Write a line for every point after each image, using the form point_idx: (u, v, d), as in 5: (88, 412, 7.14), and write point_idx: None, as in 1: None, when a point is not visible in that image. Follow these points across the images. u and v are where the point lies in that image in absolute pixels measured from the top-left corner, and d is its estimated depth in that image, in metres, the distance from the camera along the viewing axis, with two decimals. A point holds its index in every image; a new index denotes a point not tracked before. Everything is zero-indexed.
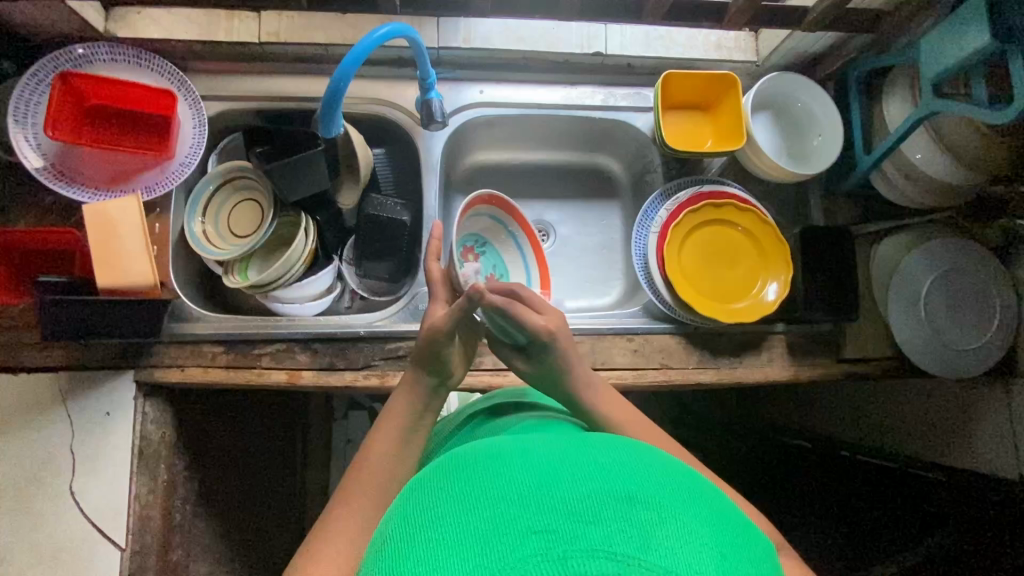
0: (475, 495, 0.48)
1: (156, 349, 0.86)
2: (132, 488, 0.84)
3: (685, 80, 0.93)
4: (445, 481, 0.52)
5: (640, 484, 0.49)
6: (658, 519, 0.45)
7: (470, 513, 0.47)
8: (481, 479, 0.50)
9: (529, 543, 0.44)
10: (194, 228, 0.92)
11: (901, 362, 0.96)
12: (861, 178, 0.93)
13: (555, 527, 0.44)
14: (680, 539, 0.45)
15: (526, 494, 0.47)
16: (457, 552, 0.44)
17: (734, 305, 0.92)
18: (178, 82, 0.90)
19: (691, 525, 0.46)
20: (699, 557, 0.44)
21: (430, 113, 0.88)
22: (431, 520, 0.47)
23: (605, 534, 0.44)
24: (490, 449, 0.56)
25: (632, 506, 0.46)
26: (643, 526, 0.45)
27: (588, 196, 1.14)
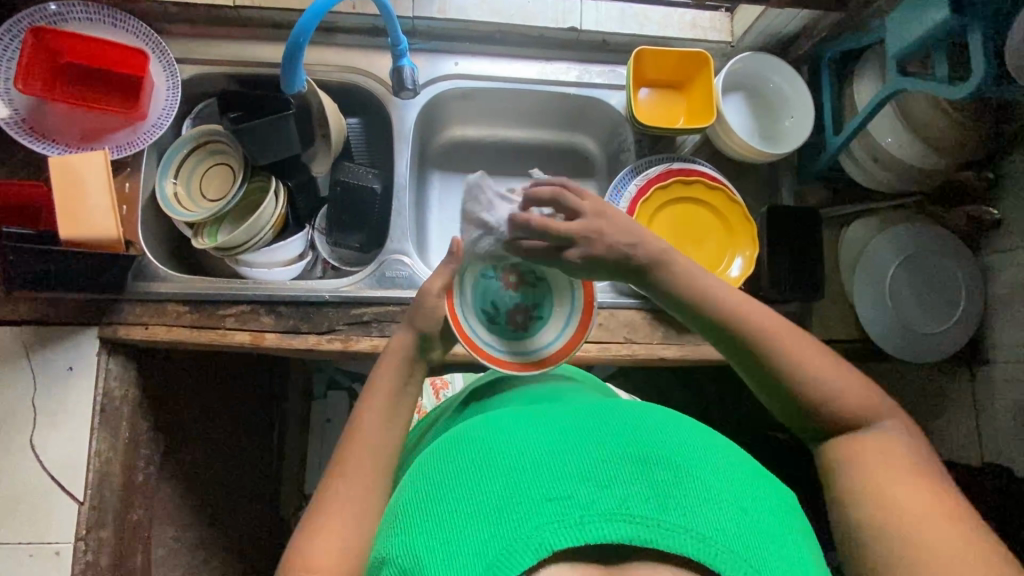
0: (492, 469, 0.52)
1: (120, 306, 0.86)
2: (92, 444, 0.84)
3: (658, 57, 0.94)
4: (462, 453, 0.56)
5: (650, 447, 0.53)
6: (673, 480, 0.50)
7: (487, 487, 0.51)
8: (496, 454, 0.54)
9: (548, 510, 0.47)
10: (165, 189, 0.93)
11: (868, 344, 0.97)
12: (829, 161, 0.94)
13: (571, 494, 0.48)
14: (697, 497, 0.49)
15: (542, 467, 0.51)
16: (480, 522, 0.48)
17: None
18: (153, 44, 0.91)
19: (703, 482, 0.50)
20: (716, 512, 0.48)
21: (402, 80, 0.90)
22: (451, 497, 0.51)
23: (621, 497, 0.48)
24: (502, 425, 0.59)
25: (645, 470, 0.50)
26: (658, 488, 0.49)
27: (565, 175, 1.14)
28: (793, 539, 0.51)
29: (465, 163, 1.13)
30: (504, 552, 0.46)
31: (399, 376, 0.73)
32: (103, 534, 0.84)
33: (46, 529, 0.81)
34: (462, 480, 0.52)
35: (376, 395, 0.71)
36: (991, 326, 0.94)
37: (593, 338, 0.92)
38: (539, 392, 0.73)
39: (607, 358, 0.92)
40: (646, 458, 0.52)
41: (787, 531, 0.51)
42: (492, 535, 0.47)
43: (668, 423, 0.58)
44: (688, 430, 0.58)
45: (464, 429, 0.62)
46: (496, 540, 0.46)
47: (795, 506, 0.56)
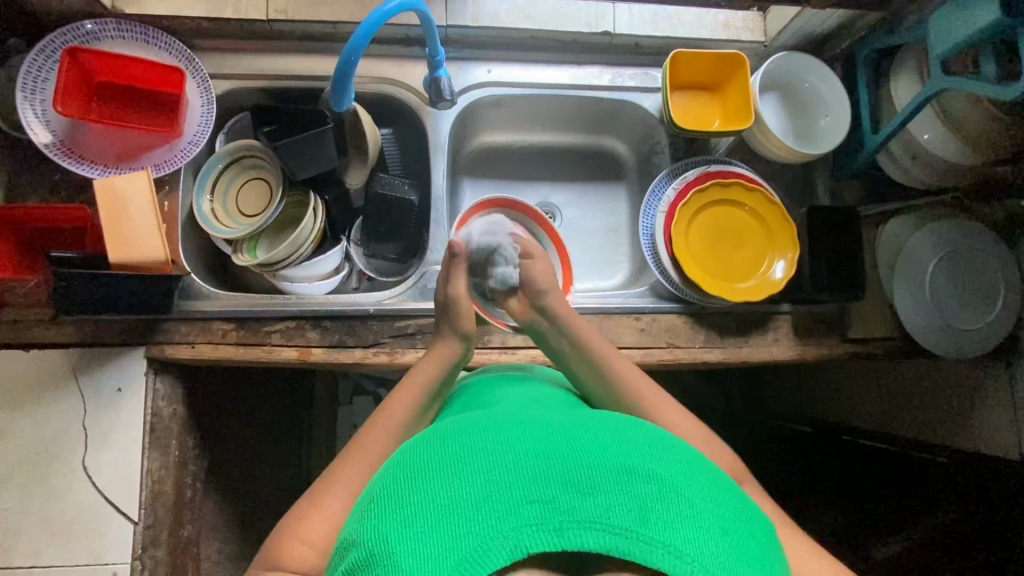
0: (475, 462, 0.51)
1: (167, 326, 0.86)
2: (144, 463, 0.84)
3: (694, 59, 0.93)
4: (445, 446, 0.55)
5: (638, 458, 0.52)
6: (657, 493, 0.49)
7: (466, 480, 0.50)
8: (480, 448, 0.53)
9: (526, 513, 0.47)
10: (203, 207, 0.93)
11: (906, 341, 0.97)
12: (867, 160, 0.93)
13: (552, 498, 0.48)
14: (680, 514, 0.48)
15: (525, 466, 0.50)
16: (455, 516, 0.47)
17: (741, 285, 0.92)
18: (186, 60, 0.90)
19: (687, 498, 0.50)
20: (696, 533, 0.47)
21: (440, 91, 0.88)
22: (429, 487, 0.50)
23: (604, 505, 0.47)
24: (488, 420, 0.58)
25: (631, 479, 0.49)
26: (641, 499, 0.48)
27: (594, 179, 1.14)
28: (764, 562, 0.50)
29: (495, 169, 1.13)
30: (477, 549, 0.45)
31: (435, 374, 0.75)
32: (158, 553, 0.85)
33: (102, 550, 0.82)
34: (440, 471, 0.51)
35: (406, 385, 0.73)
36: None
37: (635, 343, 0.92)
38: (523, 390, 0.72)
39: (651, 364, 0.92)
40: (634, 467, 0.51)
41: (761, 553, 0.51)
42: (466, 531, 0.46)
43: (657, 435, 0.57)
44: (676, 446, 0.57)
45: (448, 422, 0.61)
46: (471, 536, 0.46)
47: (769, 529, 0.56)
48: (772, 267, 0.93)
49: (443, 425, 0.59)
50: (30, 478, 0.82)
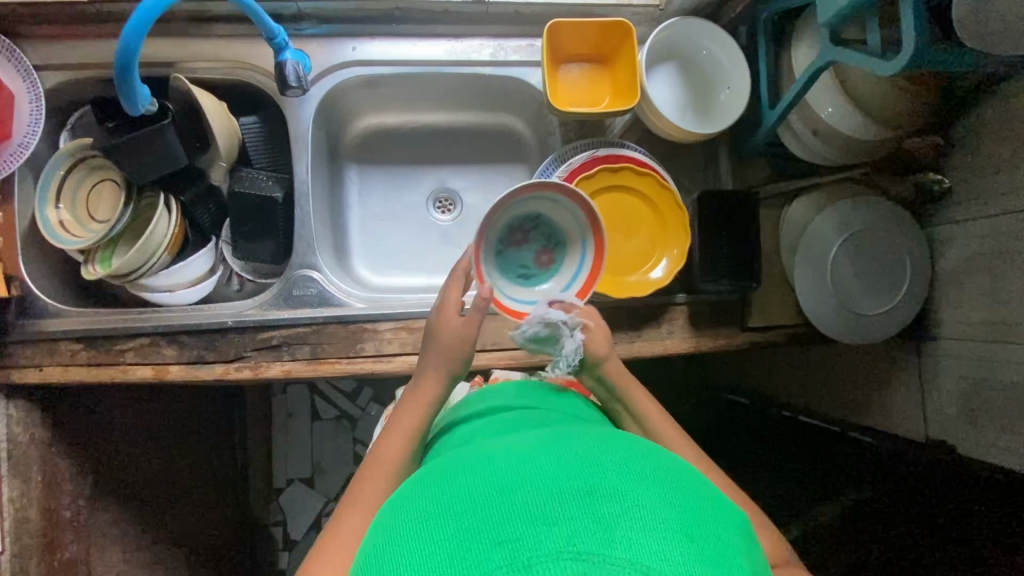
0: (439, 514, 0.47)
1: (9, 349, 0.80)
2: (3, 491, 0.82)
3: (573, 29, 0.84)
4: (412, 501, 0.50)
5: (602, 475, 0.47)
6: (621, 509, 0.44)
7: (433, 534, 0.45)
8: (443, 496, 0.49)
9: (493, 557, 0.42)
10: (47, 216, 0.85)
11: (811, 328, 0.92)
12: (767, 136, 0.86)
13: (519, 535, 0.42)
14: (648, 527, 0.43)
15: (487, 508, 0.45)
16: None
17: (625, 281, 0.87)
18: (6, 52, 0.81)
19: (653, 507, 0.45)
20: (666, 543, 0.42)
21: (284, 77, 0.79)
22: (397, 549, 0.45)
23: (568, 534, 0.42)
24: (455, 466, 0.54)
25: (593, 499, 0.45)
26: (605, 518, 0.43)
27: (495, 159, 1.07)
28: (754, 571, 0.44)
29: (385, 153, 1.05)
30: None
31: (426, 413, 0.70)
32: None
33: None
34: (406, 528, 0.47)
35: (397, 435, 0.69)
36: (939, 303, 0.90)
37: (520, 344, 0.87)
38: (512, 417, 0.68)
39: (537, 364, 0.87)
40: (598, 486, 0.46)
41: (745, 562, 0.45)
42: None
43: (623, 448, 0.53)
44: (644, 454, 0.52)
45: (421, 469, 0.57)
46: None
47: (749, 531, 0.51)
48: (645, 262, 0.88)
49: (412, 479, 0.55)
50: None
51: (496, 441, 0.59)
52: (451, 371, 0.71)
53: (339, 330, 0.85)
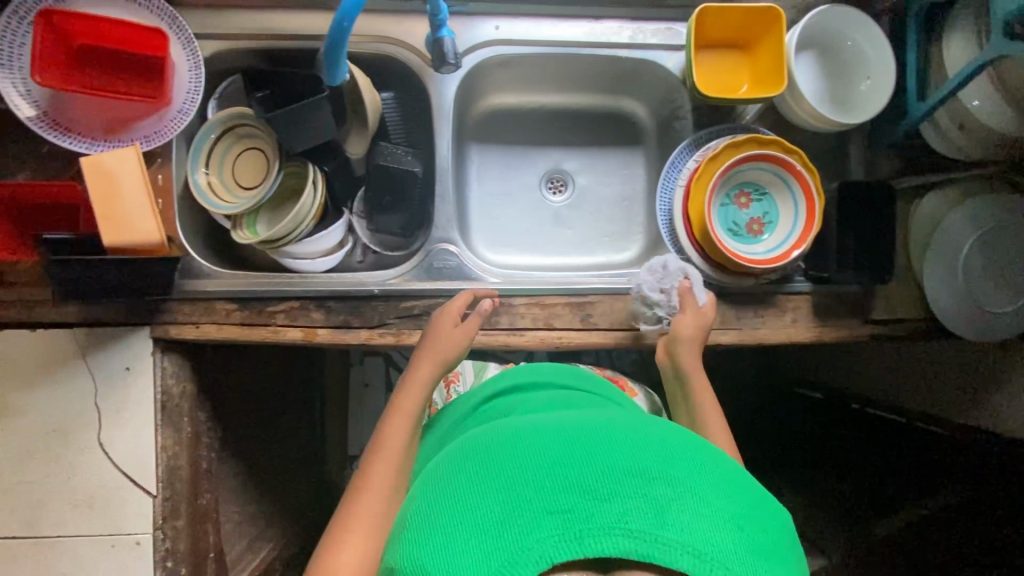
0: (499, 479, 0.53)
1: (169, 306, 0.85)
2: (158, 439, 0.86)
3: (721, 14, 0.84)
4: (470, 464, 0.57)
5: (653, 460, 0.54)
6: (672, 494, 0.51)
7: (493, 497, 0.52)
8: (501, 463, 0.55)
9: (548, 523, 0.49)
10: (198, 180, 0.88)
11: (933, 323, 0.93)
12: (911, 129, 0.86)
13: (571, 507, 0.49)
14: (693, 513, 0.50)
15: (544, 478, 0.52)
16: (485, 536, 0.49)
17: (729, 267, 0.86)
18: (168, 19, 0.83)
19: (700, 496, 0.51)
20: (711, 527, 0.49)
21: (443, 55, 0.80)
22: (460, 507, 0.52)
23: (621, 512, 0.49)
24: (508, 433, 0.60)
25: (646, 485, 0.51)
26: (656, 501, 0.50)
27: (611, 144, 1.08)
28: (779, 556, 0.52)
29: (503, 133, 1.06)
30: (508, 562, 0.47)
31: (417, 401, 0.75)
32: (178, 523, 0.87)
33: (126, 521, 0.85)
34: (470, 490, 0.53)
35: (399, 416, 0.74)
36: None
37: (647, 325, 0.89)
38: (552, 398, 0.75)
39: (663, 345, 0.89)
40: (650, 472, 0.52)
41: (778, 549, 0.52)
42: (496, 547, 0.48)
43: (665, 435, 0.58)
44: (687, 444, 0.58)
45: (472, 435, 0.63)
46: (500, 551, 0.48)
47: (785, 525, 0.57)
48: (778, 244, 0.88)
49: (466, 444, 0.61)
50: (49, 456, 0.84)
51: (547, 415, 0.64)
52: (448, 357, 0.78)
53: (475, 302, 0.88)
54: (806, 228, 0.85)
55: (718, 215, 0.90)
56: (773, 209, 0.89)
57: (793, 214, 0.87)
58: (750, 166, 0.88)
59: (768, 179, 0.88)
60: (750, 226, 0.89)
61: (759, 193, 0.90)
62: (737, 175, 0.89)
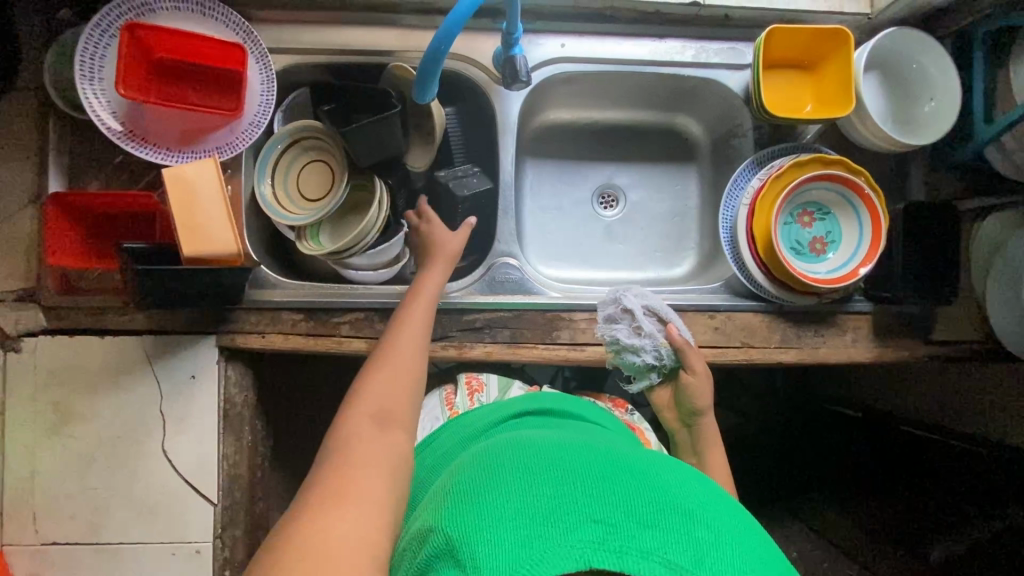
0: (546, 481, 0.55)
1: (235, 315, 0.86)
2: (220, 448, 0.86)
3: (789, 35, 0.85)
4: (516, 462, 0.58)
5: (696, 507, 0.54)
6: (711, 542, 0.51)
7: (537, 492, 0.54)
8: (549, 467, 0.57)
9: (589, 530, 0.50)
10: (265, 191, 0.89)
11: (994, 345, 0.92)
12: (976, 152, 0.86)
13: (615, 523, 0.51)
14: (730, 565, 0.50)
15: (591, 491, 0.53)
16: (526, 524, 0.50)
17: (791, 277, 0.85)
18: (244, 34, 0.84)
19: (737, 551, 0.52)
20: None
21: (515, 72, 0.82)
22: (504, 495, 0.54)
23: (660, 542, 0.50)
24: (556, 446, 0.62)
25: (688, 525, 0.52)
26: (696, 545, 0.50)
27: (663, 160, 1.08)
28: None
29: (558, 148, 1.07)
30: (546, 552, 0.48)
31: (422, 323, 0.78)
32: (237, 532, 0.88)
33: (186, 529, 0.85)
34: (514, 484, 0.55)
35: (406, 325, 0.77)
36: None
37: (708, 342, 0.89)
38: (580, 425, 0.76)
39: (722, 363, 0.89)
40: (691, 513, 0.53)
41: None
42: (536, 535, 0.49)
43: (705, 488, 0.60)
44: (725, 502, 0.59)
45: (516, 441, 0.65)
46: (539, 541, 0.49)
47: None
48: (840, 264, 0.88)
49: (511, 446, 0.63)
50: (112, 463, 0.85)
51: (590, 439, 0.66)
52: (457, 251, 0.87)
53: (537, 317, 0.88)
54: (870, 249, 0.85)
55: (780, 234, 0.90)
56: (836, 229, 0.89)
57: (856, 234, 0.87)
58: (814, 186, 0.88)
59: (832, 199, 0.89)
60: (813, 245, 0.90)
61: (821, 213, 0.90)
62: (799, 194, 0.89)
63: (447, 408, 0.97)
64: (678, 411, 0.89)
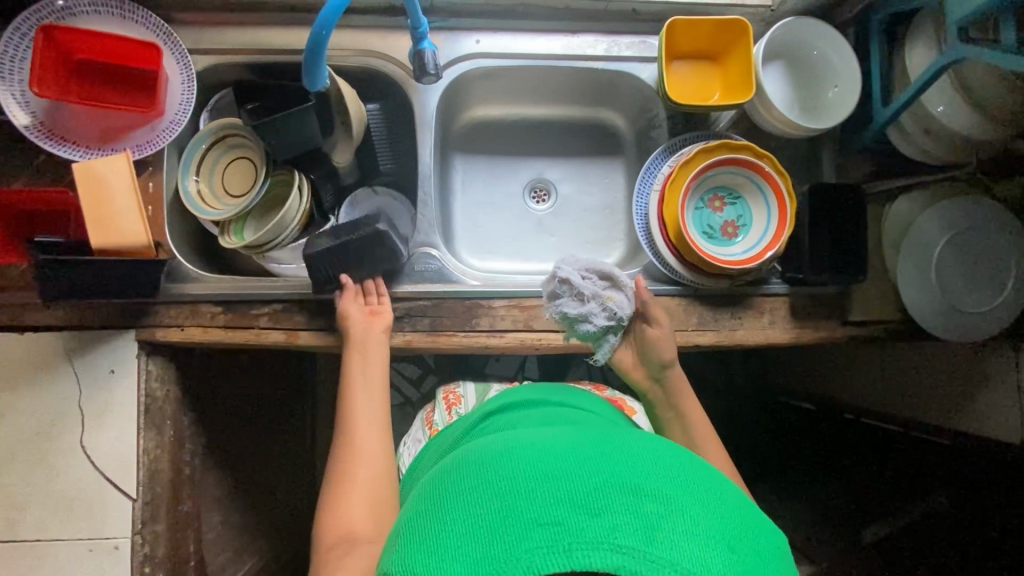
0: (488, 492, 0.50)
1: (156, 309, 0.87)
2: (140, 443, 0.86)
3: (690, 26, 0.88)
4: (461, 474, 0.54)
5: (646, 475, 0.50)
6: (663, 511, 0.47)
7: (483, 504, 0.49)
8: (493, 471, 0.52)
9: (537, 535, 0.45)
10: (188, 188, 0.91)
11: (912, 324, 0.93)
12: (876, 133, 0.89)
13: (562, 520, 0.46)
14: (685, 532, 0.46)
15: (536, 489, 0.48)
16: (473, 545, 0.47)
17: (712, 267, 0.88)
18: (163, 35, 0.87)
19: (691, 514, 0.48)
20: (701, 548, 0.46)
21: (423, 65, 0.85)
22: (451, 515, 0.50)
23: (610, 526, 0.45)
24: (506, 442, 0.56)
25: (639, 499, 0.47)
26: (646, 516, 0.46)
27: (592, 153, 1.10)
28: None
29: (488, 145, 1.09)
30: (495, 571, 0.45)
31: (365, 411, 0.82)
32: (157, 528, 0.87)
33: (104, 525, 0.84)
34: (460, 500, 0.51)
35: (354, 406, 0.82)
36: None
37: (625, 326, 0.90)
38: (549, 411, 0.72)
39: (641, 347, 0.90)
40: (643, 484, 0.49)
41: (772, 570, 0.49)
42: (484, 555, 0.46)
43: (663, 448, 0.55)
44: (686, 459, 0.54)
45: (466, 448, 0.60)
46: (489, 559, 0.45)
47: (780, 540, 0.54)
48: (751, 245, 0.91)
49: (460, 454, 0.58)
50: (30, 460, 0.84)
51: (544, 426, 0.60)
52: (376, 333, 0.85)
53: (457, 304, 0.89)
54: (780, 228, 0.88)
55: (693, 218, 0.93)
56: (747, 210, 0.92)
57: (766, 214, 0.90)
58: (723, 169, 0.91)
59: (742, 180, 0.91)
60: (724, 227, 0.93)
61: (731, 196, 0.93)
62: (709, 178, 0.92)
63: (427, 427, 0.96)
64: (645, 369, 0.88)
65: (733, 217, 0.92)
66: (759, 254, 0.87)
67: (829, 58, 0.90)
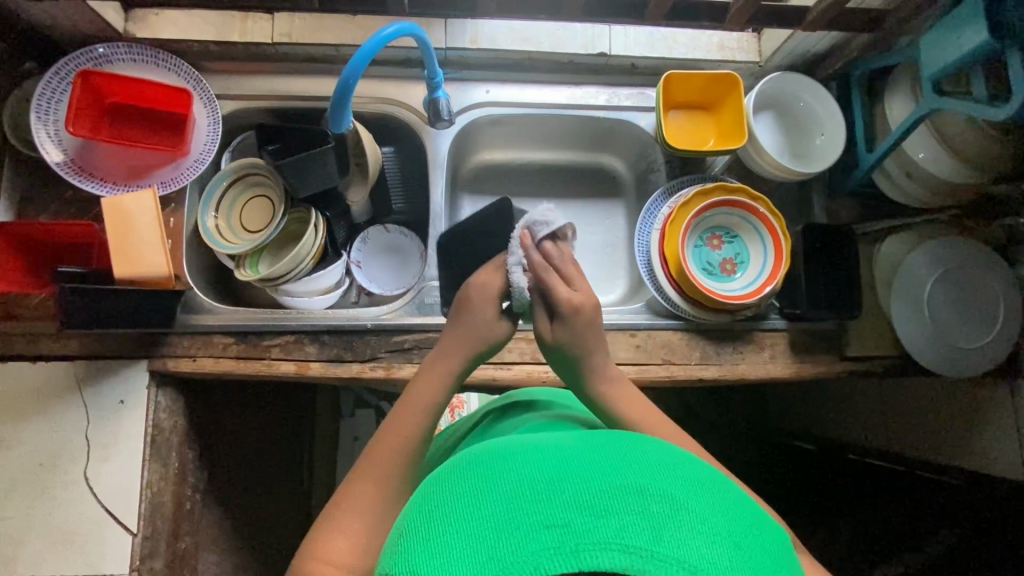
0: (489, 493, 0.47)
1: (169, 339, 0.89)
2: (144, 475, 0.85)
3: (686, 79, 0.95)
4: (459, 474, 0.51)
5: (649, 476, 0.47)
6: (670, 511, 0.45)
7: (486, 508, 0.46)
8: (494, 473, 0.49)
9: (542, 538, 0.43)
10: (207, 223, 0.94)
11: (907, 359, 0.96)
12: (863, 177, 0.94)
13: (568, 521, 0.43)
14: (691, 530, 0.44)
15: (541, 491, 0.46)
16: (475, 549, 0.43)
17: (715, 303, 0.91)
18: (194, 81, 0.93)
19: (698, 513, 0.45)
20: (710, 547, 0.43)
21: (437, 111, 0.91)
22: (452, 515, 0.47)
23: (617, 527, 0.43)
24: (506, 446, 0.54)
25: (641, 500, 0.45)
26: (654, 517, 0.44)
27: (594, 195, 1.15)
28: None
29: (494, 185, 1.13)
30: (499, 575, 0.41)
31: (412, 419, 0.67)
32: (155, 564, 0.85)
33: (101, 562, 0.82)
34: (460, 502, 0.47)
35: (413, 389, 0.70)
36: None
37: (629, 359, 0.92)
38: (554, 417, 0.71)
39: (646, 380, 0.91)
40: (646, 487, 0.46)
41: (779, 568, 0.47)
42: (488, 558, 0.42)
43: (666, 450, 0.53)
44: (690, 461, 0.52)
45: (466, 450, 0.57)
46: (493, 561, 0.42)
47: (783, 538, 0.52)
48: (749, 281, 0.95)
49: (459, 457, 0.55)
50: (30, 493, 0.83)
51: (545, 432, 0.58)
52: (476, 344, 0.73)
53: None
54: (778, 263, 0.92)
55: (693, 255, 0.97)
56: (744, 248, 0.97)
57: (762, 249, 0.94)
58: (718, 209, 0.96)
59: (739, 217, 0.96)
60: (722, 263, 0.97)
61: (729, 234, 0.98)
62: (708, 217, 0.97)
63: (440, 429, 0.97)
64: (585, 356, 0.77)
65: (732, 254, 0.97)
66: (760, 286, 0.91)
67: (816, 108, 0.97)
